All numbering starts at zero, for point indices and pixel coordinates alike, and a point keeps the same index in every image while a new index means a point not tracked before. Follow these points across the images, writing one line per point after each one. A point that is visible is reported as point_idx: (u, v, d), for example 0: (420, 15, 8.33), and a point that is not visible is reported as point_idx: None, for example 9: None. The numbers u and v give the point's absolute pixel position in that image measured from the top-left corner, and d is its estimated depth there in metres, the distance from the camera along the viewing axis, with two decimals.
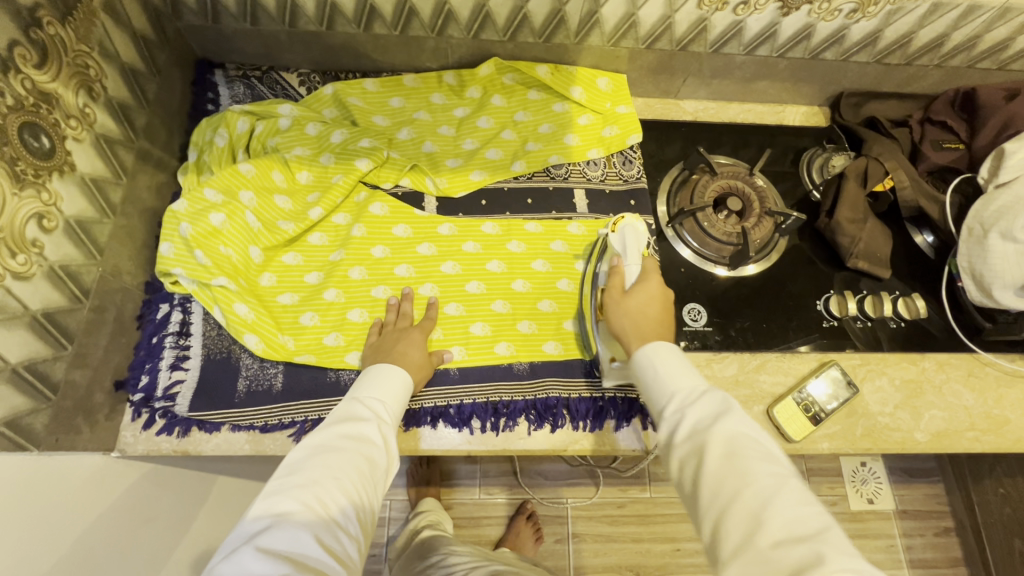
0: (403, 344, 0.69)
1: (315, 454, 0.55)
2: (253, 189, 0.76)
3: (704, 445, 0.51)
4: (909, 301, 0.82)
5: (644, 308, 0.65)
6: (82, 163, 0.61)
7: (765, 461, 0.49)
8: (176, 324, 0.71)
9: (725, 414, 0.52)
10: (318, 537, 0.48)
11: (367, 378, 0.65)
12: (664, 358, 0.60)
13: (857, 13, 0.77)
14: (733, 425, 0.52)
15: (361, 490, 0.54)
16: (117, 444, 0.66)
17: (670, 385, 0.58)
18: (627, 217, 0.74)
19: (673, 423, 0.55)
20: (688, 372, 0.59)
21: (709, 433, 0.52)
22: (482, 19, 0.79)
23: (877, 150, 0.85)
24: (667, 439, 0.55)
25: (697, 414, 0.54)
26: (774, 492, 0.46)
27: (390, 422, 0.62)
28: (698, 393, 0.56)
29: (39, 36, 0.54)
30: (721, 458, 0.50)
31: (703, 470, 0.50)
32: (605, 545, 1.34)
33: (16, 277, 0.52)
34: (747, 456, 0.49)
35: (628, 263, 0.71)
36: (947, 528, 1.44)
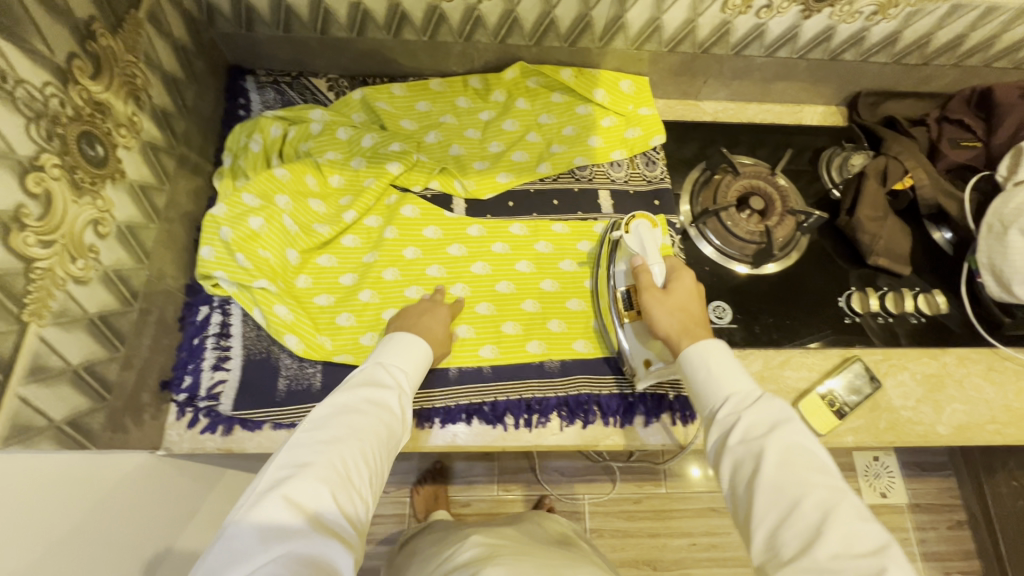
0: (429, 318, 0.71)
1: (340, 413, 0.58)
2: (288, 193, 0.77)
3: (762, 450, 0.53)
4: (929, 297, 0.84)
5: (686, 305, 0.67)
6: (130, 170, 0.62)
7: (820, 472, 0.51)
8: (217, 325, 0.73)
9: (783, 423, 0.54)
10: (337, 493, 0.52)
11: (389, 345, 0.67)
12: (719, 361, 0.61)
13: (878, 15, 0.79)
14: (792, 436, 0.54)
15: (379, 453, 0.58)
16: (163, 442, 0.68)
17: (725, 388, 0.59)
18: (639, 218, 0.74)
19: (727, 425, 0.57)
20: (742, 377, 0.60)
21: (767, 440, 0.54)
22: (510, 24, 0.81)
23: (896, 148, 0.87)
24: (720, 440, 0.57)
25: (751, 421, 0.56)
26: (833, 503, 0.49)
27: (408, 391, 0.65)
28: (753, 398, 0.58)
29: (93, 48, 0.55)
30: (777, 464, 0.52)
31: (761, 476, 0.52)
32: (622, 539, 1.36)
33: (77, 281, 0.54)
34: (803, 466, 0.51)
35: (651, 261, 0.71)
36: (960, 521, 1.45)
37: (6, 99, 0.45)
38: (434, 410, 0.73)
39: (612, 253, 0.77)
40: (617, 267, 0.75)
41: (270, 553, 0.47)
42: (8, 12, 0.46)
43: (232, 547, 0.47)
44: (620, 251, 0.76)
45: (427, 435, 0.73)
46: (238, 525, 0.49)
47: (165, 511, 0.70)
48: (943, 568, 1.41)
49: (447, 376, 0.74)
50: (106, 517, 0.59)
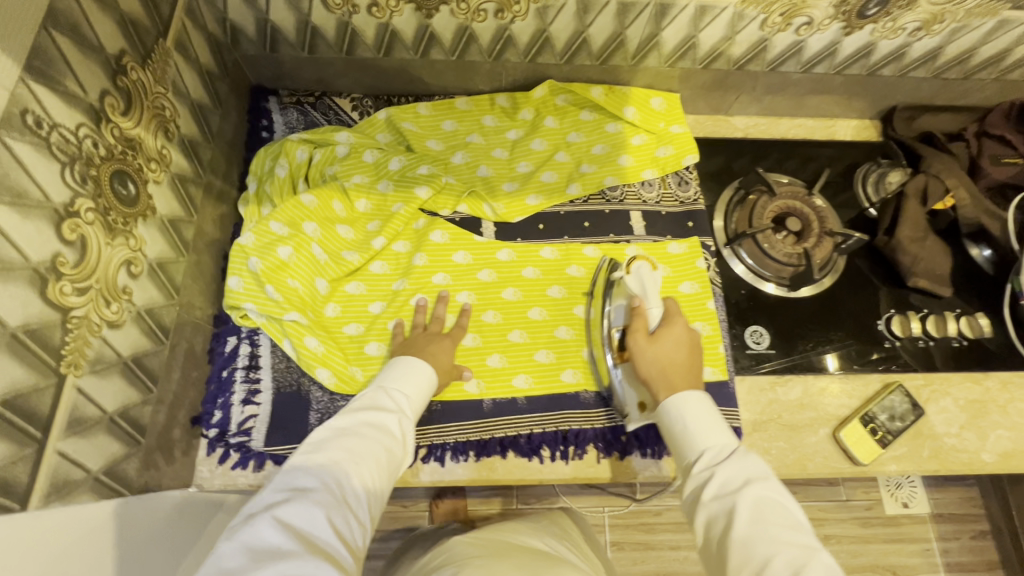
0: (435, 346, 0.69)
1: (338, 435, 0.54)
2: (316, 220, 0.76)
3: (733, 506, 0.51)
4: (972, 319, 0.83)
5: (671, 356, 0.66)
6: (161, 205, 0.61)
7: (793, 529, 0.49)
8: (245, 357, 0.71)
9: (755, 478, 0.52)
10: (331, 516, 0.47)
11: (393, 369, 0.65)
12: (695, 412, 0.59)
13: (921, 31, 0.76)
14: (764, 490, 0.51)
15: (378, 477, 0.53)
16: (195, 478, 0.67)
17: (700, 441, 0.57)
18: (642, 260, 0.74)
19: (701, 480, 0.55)
20: (721, 429, 0.58)
21: (738, 494, 0.51)
22: (541, 43, 0.78)
23: (936, 166, 0.85)
24: (694, 496, 0.54)
25: (726, 474, 0.53)
26: (805, 562, 0.46)
27: (410, 417, 0.61)
28: (728, 451, 0.56)
29: (124, 83, 0.54)
30: (748, 520, 0.50)
31: (731, 534, 0.49)
32: (643, 553, 1.31)
33: (111, 325, 0.53)
34: (774, 523, 0.49)
35: (650, 305, 0.70)
36: (983, 531, 1.40)
37: (41, 145, 0.44)
38: (468, 443, 0.72)
39: (606, 290, 0.76)
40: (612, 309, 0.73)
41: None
42: (42, 54, 0.44)
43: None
44: (617, 290, 0.75)
45: (461, 468, 0.71)
46: (225, 551, 0.43)
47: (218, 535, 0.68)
48: None
49: (481, 409, 0.72)
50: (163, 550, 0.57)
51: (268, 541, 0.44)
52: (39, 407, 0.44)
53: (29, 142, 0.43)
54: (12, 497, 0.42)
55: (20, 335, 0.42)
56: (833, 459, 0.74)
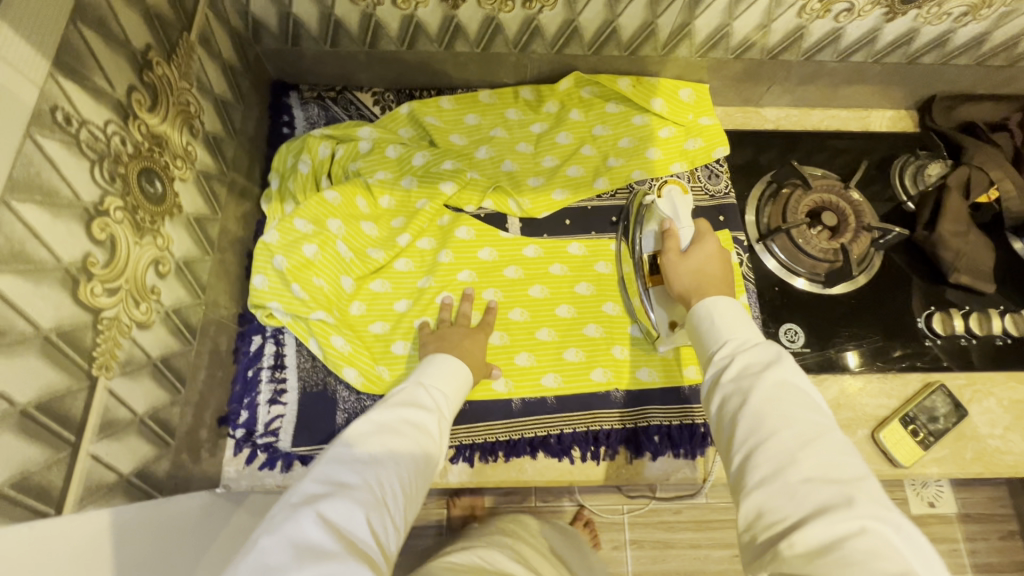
0: (470, 341, 0.69)
1: (379, 431, 0.53)
2: (340, 217, 0.74)
3: (750, 386, 0.48)
4: (1017, 316, 0.79)
5: (703, 267, 0.63)
6: (186, 203, 0.60)
7: (809, 409, 0.46)
8: (270, 356, 0.70)
9: (777, 362, 0.49)
10: (371, 517, 0.45)
11: (430, 366, 0.64)
12: (724, 312, 0.57)
13: (967, 16, 0.73)
14: (785, 374, 0.48)
15: (416, 480, 0.52)
16: (222, 479, 0.67)
17: (725, 334, 0.55)
18: (673, 185, 0.73)
19: (721, 366, 0.52)
20: (748, 326, 0.55)
21: (758, 377, 0.48)
22: (569, 34, 0.76)
23: (978, 157, 0.82)
24: (713, 382, 0.52)
25: (747, 361, 0.51)
26: (814, 437, 0.44)
27: (446, 418, 0.60)
28: (752, 344, 0.53)
29: (150, 78, 0.53)
30: (764, 398, 0.47)
31: (744, 409, 0.47)
32: (663, 551, 1.27)
33: (140, 326, 0.52)
34: (792, 402, 0.46)
35: (681, 226, 0.69)
36: (1012, 532, 1.36)
37: (70, 143, 0.43)
38: (497, 443, 0.70)
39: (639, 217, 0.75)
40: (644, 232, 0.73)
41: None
42: (71, 50, 0.43)
43: (257, 570, 0.40)
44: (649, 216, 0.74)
45: (491, 469, 0.70)
46: (267, 545, 0.41)
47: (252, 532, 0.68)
48: None
49: (510, 408, 0.71)
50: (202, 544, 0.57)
51: (312, 537, 0.42)
52: (72, 411, 0.44)
53: (58, 139, 0.42)
54: (48, 501, 0.42)
55: (52, 337, 0.41)
56: (872, 461, 0.72)
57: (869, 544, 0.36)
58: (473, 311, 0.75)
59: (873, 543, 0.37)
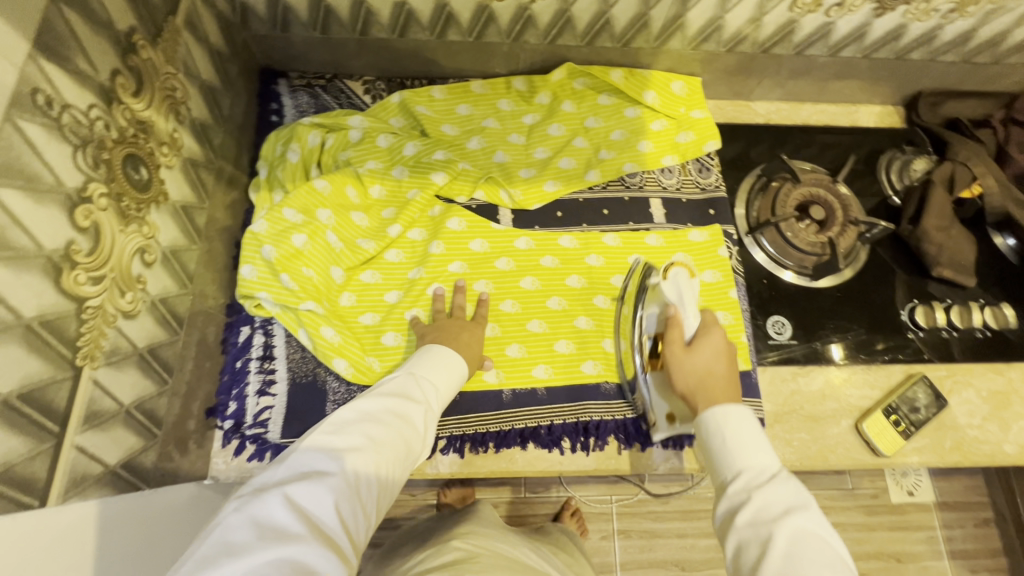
0: (469, 334, 0.69)
1: (362, 419, 0.53)
2: (330, 207, 0.73)
3: (770, 537, 0.46)
4: (997, 310, 0.82)
5: (709, 368, 0.62)
6: (173, 191, 0.59)
7: (833, 567, 0.43)
8: (259, 347, 0.69)
9: (797, 508, 0.47)
10: (341, 505, 0.46)
11: (424, 357, 0.63)
12: (737, 428, 0.54)
13: (954, 13, 0.74)
14: (807, 525, 0.46)
15: (394, 470, 0.52)
16: (210, 470, 0.66)
17: (739, 459, 0.52)
18: (680, 265, 0.69)
19: (735, 503, 0.49)
20: (762, 448, 0.52)
21: (776, 525, 0.46)
22: (562, 24, 0.76)
23: (962, 153, 0.83)
24: (725, 519, 0.49)
25: (763, 502, 0.48)
26: None
27: (435, 410, 0.60)
28: (767, 475, 0.50)
29: (134, 62, 0.51)
30: (786, 556, 0.44)
31: (763, 565, 0.44)
32: (650, 541, 1.28)
33: (126, 315, 0.51)
34: (814, 559, 0.44)
35: (686, 314, 0.66)
36: (987, 519, 1.40)
37: (52, 126, 0.42)
38: (488, 434, 0.70)
39: (639, 293, 0.71)
40: (646, 313, 0.70)
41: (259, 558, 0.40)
42: (53, 30, 0.42)
43: (220, 545, 0.41)
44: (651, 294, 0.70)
45: (481, 459, 0.70)
46: (231, 523, 0.43)
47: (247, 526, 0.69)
48: (968, 566, 1.37)
49: (501, 399, 0.71)
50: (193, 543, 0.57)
51: (277, 519, 0.43)
52: (56, 402, 0.43)
53: (40, 123, 0.40)
54: (33, 493, 0.41)
55: (35, 326, 0.40)
56: (856, 451, 0.73)
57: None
58: (467, 302, 0.75)
59: None
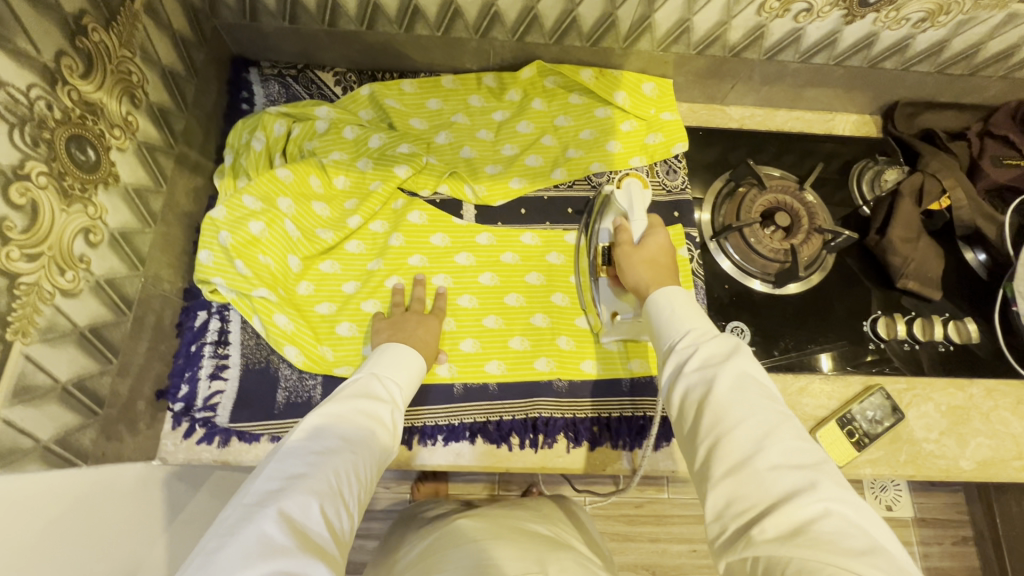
0: (424, 330, 0.69)
1: (332, 423, 0.53)
2: (291, 195, 0.74)
3: (715, 377, 0.49)
4: (960, 323, 0.80)
5: (655, 258, 0.66)
6: (125, 173, 0.60)
7: (769, 400, 0.48)
8: (214, 332, 0.70)
9: (738, 354, 0.50)
10: (325, 507, 0.47)
11: (382, 357, 0.64)
12: (680, 304, 0.58)
13: (926, 22, 0.73)
14: (745, 364, 0.50)
15: (371, 468, 0.53)
16: (158, 452, 0.67)
17: (684, 325, 0.56)
18: (633, 176, 0.73)
19: (683, 357, 0.52)
20: (699, 315, 0.57)
21: (721, 368, 0.49)
22: (530, 21, 0.76)
23: (934, 165, 0.82)
24: (675, 371, 0.52)
25: (708, 352, 0.52)
26: (778, 425, 0.46)
27: (402, 407, 0.61)
28: (711, 335, 0.54)
29: (84, 44, 0.52)
30: (729, 389, 0.48)
31: (709, 402, 0.48)
32: (621, 543, 1.28)
33: (65, 294, 0.52)
34: (754, 394, 0.48)
35: (636, 218, 0.71)
36: (965, 537, 1.38)
37: None
38: (437, 428, 0.70)
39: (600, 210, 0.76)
40: (602, 224, 0.75)
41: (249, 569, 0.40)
42: None
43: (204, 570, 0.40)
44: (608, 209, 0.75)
45: (427, 453, 0.70)
46: (215, 546, 0.42)
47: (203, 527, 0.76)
48: None
49: (451, 393, 0.72)
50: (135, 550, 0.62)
51: (261, 530, 0.43)
52: None
53: None
54: None
55: None
56: None
57: (837, 529, 0.39)
58: (427, 296, 0.75)
59: (835, 520, 0.39)
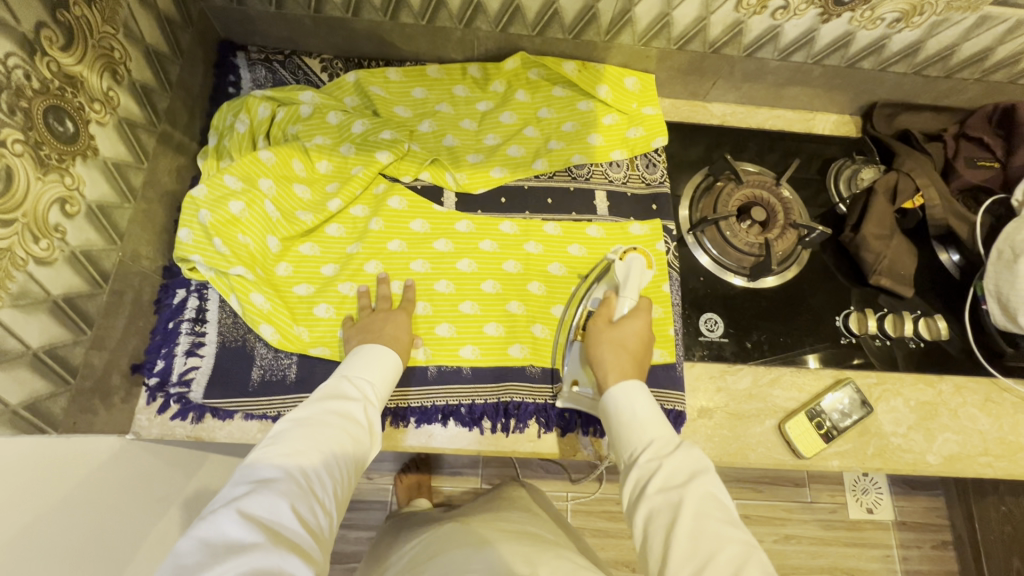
0: (392, 327, 0.69)
1: (300, 425, 0.55)
2: (273, 177, 0.75)
3: (679, 502, 0.50)
4: (930, 321, 0.81)
5: (625, 342, 0.65)
6: (104, 147, 0.61)
7: (730, 527, 0.49)
8: (192, 310, 0.71)
9: (701, 473, 0.52)
10: (296, 505, 0.48)
11: (356, 357, 0.65)
12: (642, 402, 0.59)
13: (900, 22, 0.75)
14: (708, 487, 0.51)
15: (343, 465, 0.54)
16: (132, 426, 0.67)
17: (646, 432, 0.57)
18: (637, 252, 0.72)
19: (647, 473, 0.53)
20: (662, 422, 0.58)
21: (684, 490, 0.51)
22: (512, 12, 0.77)
23: (909, 164, 0.83)
24: (638, 488, 0.53)
25: (671, 468, 0.53)
26: (743, 562, 0.46)
27: (376, 404, 0.62)
28: (674, 445, 0.55)
29: (65, 17, 0.54)
30: (692, 519, 0.49)
31: (676, 529, 0.49)
32: (602, 539, 1.28)
33: (39, 261, 0.53)
34: (717, 519, 0.49)
35: (625, 296, 0.69)
36: (946, 542, 1.38)
37: None
38: (409, 409, 0.71)
39: (598, 275, 0.76)
40: (595, 291, 0.74)
41: (217, 570, 0.41)
42: None
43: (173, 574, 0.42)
44: (607, 276, 0.74)
45: (401, 434, 0.71)
46: (184, 547, 0.43)
47: (178, 526, 0.78)
48: None
49: (426, 375, 0.72)
50: (111, 543, 0.64)
51: (230, 534, 0.44)
52: None
53: None
54: None
55: None
56: (776, 450, 0.73)
57: None
58: (393, 285, 0.76)
59: None
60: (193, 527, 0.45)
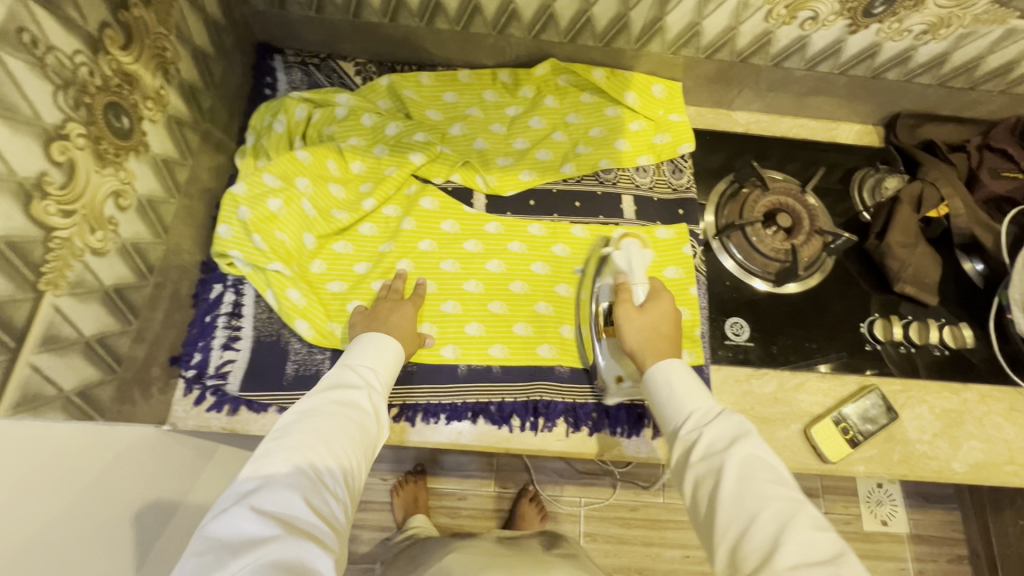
0: (398, 315, 0.70)
1: (305, 417, 0.55)
2: (309, 176, 0.77)
3: (721, 466, 0.52)
4: (954, 328, 0.82)
5: (656, 325, 0.67)
6: (155, 143, 0.63)
7: (778, 485, 0.50)
8: (229, 304, 0.72)
9: (742, 436, 0.53)
10: (308, 498, 0.49)
11: (358, 346, 0.65)
12: (680, 377, 0.61)
13: (927, 34, 0.76)
14: (751, 449, 0.52)
15: (352, 453, 0.55)
16: (169, 417, 0.68)
17: (686, 405, 0.58)
18: (631, 236, 0.73)
19: (689, 443, 0.55)
20: (703, 394, 0.59)
21: (726, 455, 0.52)
22: (545, 19, 0.79)
23: (933, 174, 0.84)
24: (683, 458, 0.55)
25: (711, 436, 0.54)
26: (789, 517, 0.47)
27: (380, 389, 0.63)
28: (713, 413, 0.56)
29: (125, 18, 0.56)
30: (735, 481, 0.50)
31: (720, 491, 0.50)
32: (615, 546, 1.27)
33: (94, 252, 0.55)
34: (761, 479, 0.50)
35: (636, 281, 0.70)
36: (960, 556, 1.36)
37: (35, 64, 0.46)
38: (441, 406, 0.72)
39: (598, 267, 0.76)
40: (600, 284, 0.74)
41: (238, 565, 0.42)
42: None
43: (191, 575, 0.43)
44: (607, 266, 0.75)
45: (429, 431, 0.71)
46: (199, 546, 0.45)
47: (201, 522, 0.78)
48: None
49: (455, 373, 0.73)
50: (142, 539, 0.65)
51: (246, 531, 0.45)
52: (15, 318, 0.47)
53: (23, 60, 0.45)
54: None
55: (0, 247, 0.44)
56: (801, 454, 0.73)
57: None
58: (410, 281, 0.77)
59: None
60: (206, 527, 0.46)
